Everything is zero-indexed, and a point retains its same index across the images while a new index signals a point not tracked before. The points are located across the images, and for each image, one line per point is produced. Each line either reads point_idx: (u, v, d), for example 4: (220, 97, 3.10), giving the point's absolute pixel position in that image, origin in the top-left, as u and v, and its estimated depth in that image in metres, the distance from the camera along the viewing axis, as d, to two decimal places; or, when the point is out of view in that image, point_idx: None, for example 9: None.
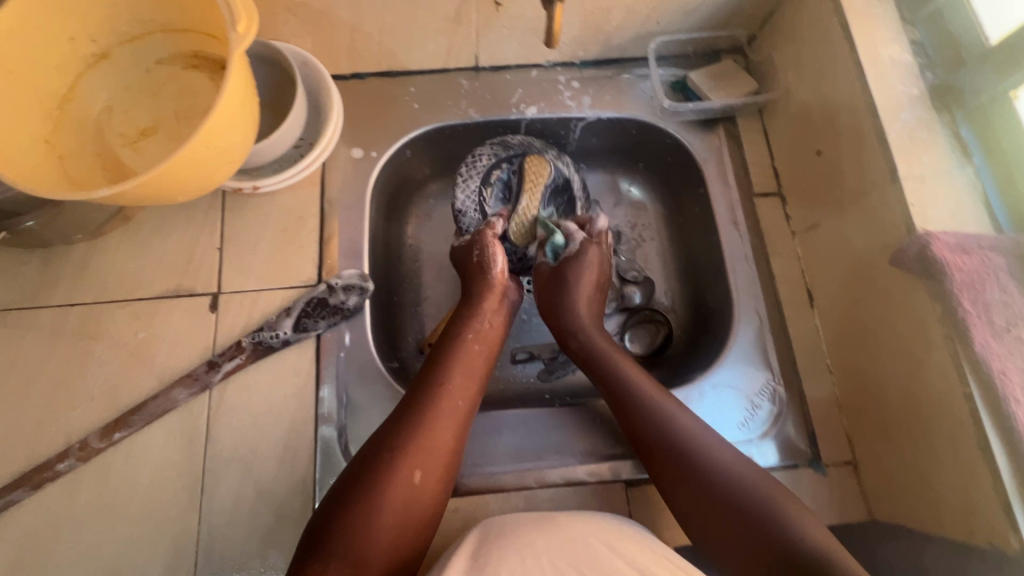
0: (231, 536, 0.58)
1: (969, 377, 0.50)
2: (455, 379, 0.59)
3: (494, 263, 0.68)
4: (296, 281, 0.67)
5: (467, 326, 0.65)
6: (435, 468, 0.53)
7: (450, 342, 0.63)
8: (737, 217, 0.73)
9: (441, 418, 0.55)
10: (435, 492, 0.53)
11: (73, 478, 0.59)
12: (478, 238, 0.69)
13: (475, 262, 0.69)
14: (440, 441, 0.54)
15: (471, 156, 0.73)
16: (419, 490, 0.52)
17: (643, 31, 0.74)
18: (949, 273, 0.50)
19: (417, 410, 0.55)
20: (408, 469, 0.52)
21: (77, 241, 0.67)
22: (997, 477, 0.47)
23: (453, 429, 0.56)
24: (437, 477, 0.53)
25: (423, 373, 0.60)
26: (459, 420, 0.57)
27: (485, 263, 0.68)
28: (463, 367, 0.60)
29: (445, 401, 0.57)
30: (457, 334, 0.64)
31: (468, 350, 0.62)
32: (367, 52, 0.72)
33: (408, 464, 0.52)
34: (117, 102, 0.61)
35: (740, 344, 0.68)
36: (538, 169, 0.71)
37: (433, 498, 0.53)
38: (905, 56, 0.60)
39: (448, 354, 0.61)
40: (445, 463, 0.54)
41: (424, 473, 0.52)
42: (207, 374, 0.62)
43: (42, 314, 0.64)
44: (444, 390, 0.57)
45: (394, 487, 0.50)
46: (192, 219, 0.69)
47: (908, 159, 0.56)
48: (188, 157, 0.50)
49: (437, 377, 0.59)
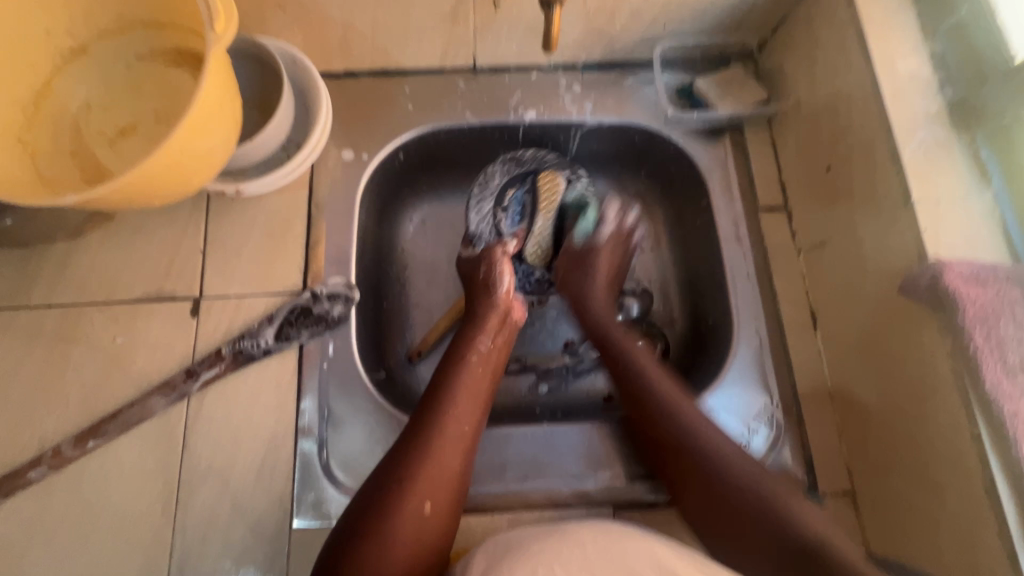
0: (204, 551, 0.57)
1: (977, 416, 0.47)
2: (460, 403, 0.57)
3: (501, 282, 0.67)
4: (280, 288, 0.65)
5: (470, 346, 0.62)
6: (444, 498, 0.52)
7: (453, 362, 0.60)
8: (741, 232, 0.70)
9: (447, 447, 0.53)
10: (446, 521, 0.52)
11: (46, 486, 0.58)
12: (487, 254, 0.69)
13: (481, 279, 0.67)
14: (447, 469, 0.53)
15: (482, 176, 0.73)
16: (429, 522, 0.50)
17: (649, 35, 0.71)
18: (962, 306, 0.47)
19: (421, 439, 0.53)
20: (417, 501, 0.50)
21: (57, 241, 0.65)
22: (1002, 524, 0.45)
23: (460, 456, 0.54)
24: (446, 506, 0.52)
25: (425, 397, 0.58)
26: (466, 446, 0.55)
27: (491, 280, 0.67)
28: (468, 389, 0.58)
29: (450, 428, 0.55)
30: (459, 355, 0.61)
31: (472, 370, 0.60)
32: (360, 50, 0.69)
33: (416, 496, 0.50)
34: (94, 98, 0.58)
35: (739, 365, 0.65)
36: (551, 187, 0.72)
37: (444, 527, 0.51)
38: (924, 70, 0.57)
39: (451, 376, 0.59)
40: (455, 490, 0.53)
41: (433, 503, 0.51)
42: (185, 382, 0.61)
43: (18, 315, 0.63)
44: (449, 417, 0.55)
45: (404, 522, 0.49)
46: (174, 220, 0.67)
47: (922, 182, 0.53)
48: (162, 162, 0.48)
49: (442, 402, 0.56)
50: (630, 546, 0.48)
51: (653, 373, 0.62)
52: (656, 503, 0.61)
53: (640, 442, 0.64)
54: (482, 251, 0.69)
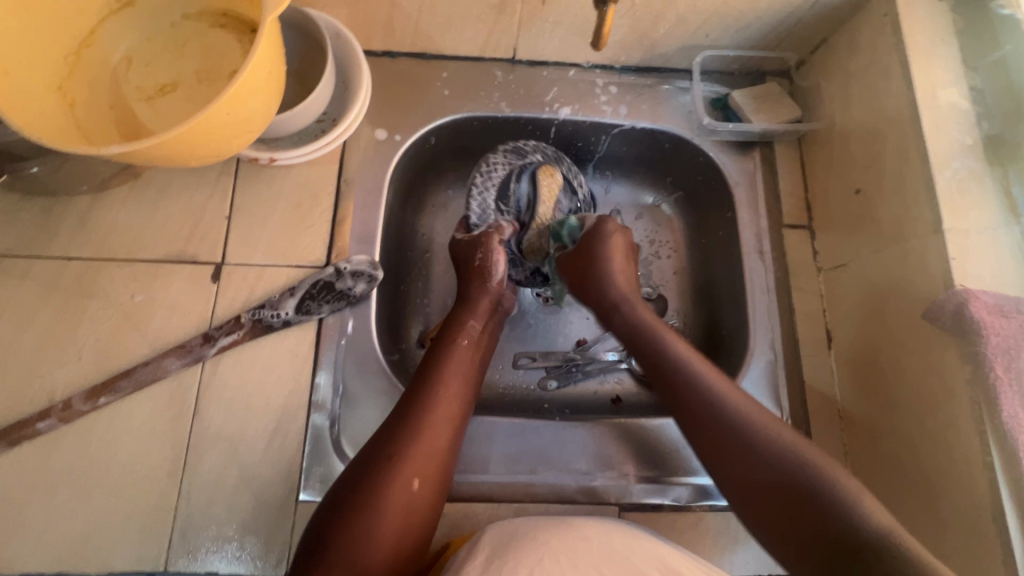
0: (208, 517, 0.57)
1: (991, 444, 0.48)
2: (450, 384, 0.57)
3: (495, 270, 0.66)
4: (304, 261, 0.65)
5: (458, 331, 0.62)
6: (432, 475, 0.51)
7: (443, 346, 0.61)
8: (764, 246, 0.71)
9: (437, 424, 0.53)
10: (434, 499, 0.51)
11: (52, 439, 0.57)
12: (483, 241, 0.67)
13: (476, 265, 0.66)
14: (436, 447, 0.53)
15: (485, 166, 0.72)
16: (418, 498, 0.50)
17: (690, 44, 0.71)
18: (986, 336, 0.48)
19: (411, 417, 0.53)
20: (406, 477, 0.50)
21: (82, 193, 0.64)
22: (1007, 551, 0.46)
23: (449, 434, 0.54)
24: (433, 483, 0.51)
25: (414, 378, 0.58)
26: (455, 425, 0.55)
27: (486, 268, 0.66)
28: (457, 371, 0.58)
29: (440, 407, 0.55)
30: (449, 337, 0.62)
31: (461, 352, 0.60)
32: (403, 32, 0.69)
33: (407, 471, 0.50)
34: (136, 53, 0.57)
35: (752, 376, 0.66)
36: (550, 179, 0.70)
37: (431, 505, 0.51)
38: (963, 102, 0.57)
39: (443, 357, 0.59)
40: (444, 468, 0.53)
41: (422, 480, 0.51)
42: (202, 346, 0.60)
43: (36, 265, 0.62)
44: (439, 396, 0.55)
45: (394, 496, 0.49)
46: (202, 183, 0.66)
47: (954, 211, 0.54)
48: (207, 122, 0.47)
49: (433, 381, 0.56)
50: (636, 547, 0.49)
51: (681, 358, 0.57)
52: (660, 507, 0.62)
53: (648, 445, 0.64)
54: (478, 237, 0.67)
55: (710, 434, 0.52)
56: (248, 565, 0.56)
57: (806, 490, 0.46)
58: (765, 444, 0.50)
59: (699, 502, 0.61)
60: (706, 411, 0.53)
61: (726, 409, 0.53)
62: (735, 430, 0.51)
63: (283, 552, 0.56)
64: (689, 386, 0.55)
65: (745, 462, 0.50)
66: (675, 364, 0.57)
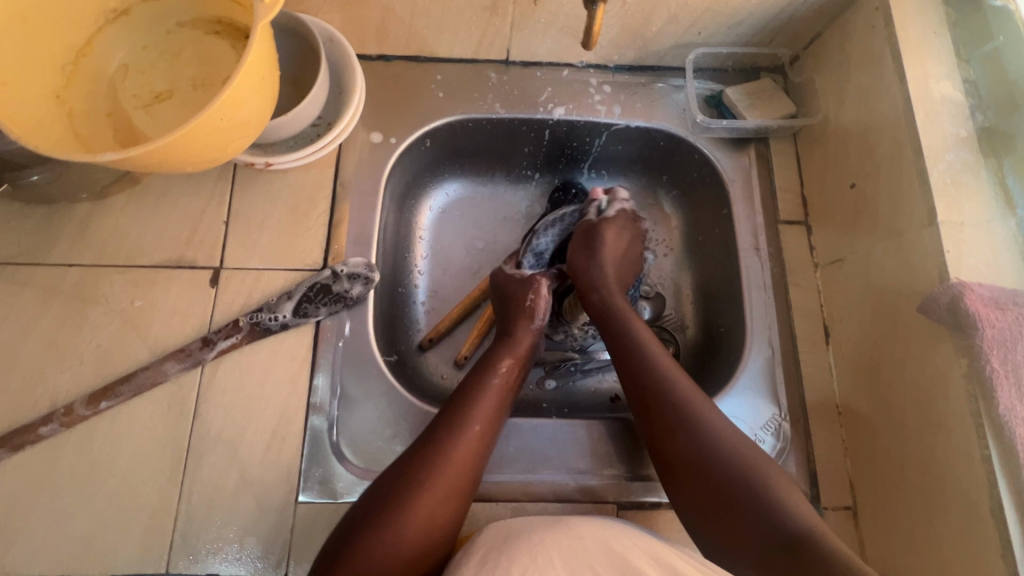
0: (208, 519, 0.57)
1: (988, 438, 0.48)
2: (484, 414, 0.57)
3: (540, 315, 0.66)
4: (301, 264, 0.65)
5: (497, 360, 0.62)
6: (457, 504, 0.52)
7: (479, 374, 0.60)
8: (760, 243, 0.70)
9: (465, 457, 0.53)
10: (456, 526, 0.52)
11: (55, 443, 0.58)
12: (533, 283, 0.68)
13: (526, 305, 0.66)
14: (465, 481, 0.53)
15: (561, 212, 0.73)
16: (439, 529, 0.50)
17: (683, 41, 0.71)
18: (981, 329, 0.48)
19: (442, 444, 0.53)
20: (432, 504, 0.50)
21: (82, 201, 0.65)
22: (1006, 546, 0.45)
23: (478, 465, 0.54)
24: (456, 517, 0.52)
25: (451, 404, 0.58)
26: (484, 455, 0.55)
27: (533, 311, 0.66)
28: (491, 403, 0.58)
29: (473, 439, 0.54)
30: (488, 365, 0.61)
31: (498, 381, 0.60)
32: (397, 35, 0.70)
33: (432, 498, 0.50)
34: (132, 61, 0.58)
35: (750, 372, 0.65)
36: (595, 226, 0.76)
37: (452, 532, 0.51)
38: (956, 94, 0.57)
39: (480, 386, 0.59)
40: (468, 496, 0.53)
41: (447, 507, 0.51)
42: (201, 350, 0.61)
43: (38, 272, 0.63)
44: (473, 427, 0.55)
45: (417, 521, 0.49)
46: (199, 189, 0.67)
47: (949, 204, 0.54)
48: (200, 127, 0.47)
49: (471, 413, 0.56)
50: (630, 543, 0.49)
51: (666, 364, 0.58)
52: (659, 505, 0.62)
53: (643, 443, 0.64)
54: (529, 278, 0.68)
55: (685, 449, 0.53)
56: (248, 567, 0.56)
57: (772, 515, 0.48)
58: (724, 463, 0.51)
59: None
60: (683, 427, 0.54)
61: (709, 427, 0.54)
62: (714, 443, 0.53)
63: (283, 554, 0.57)
64: (665, 399, 0.56)
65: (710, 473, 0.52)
66: (659, 375, 0.58)
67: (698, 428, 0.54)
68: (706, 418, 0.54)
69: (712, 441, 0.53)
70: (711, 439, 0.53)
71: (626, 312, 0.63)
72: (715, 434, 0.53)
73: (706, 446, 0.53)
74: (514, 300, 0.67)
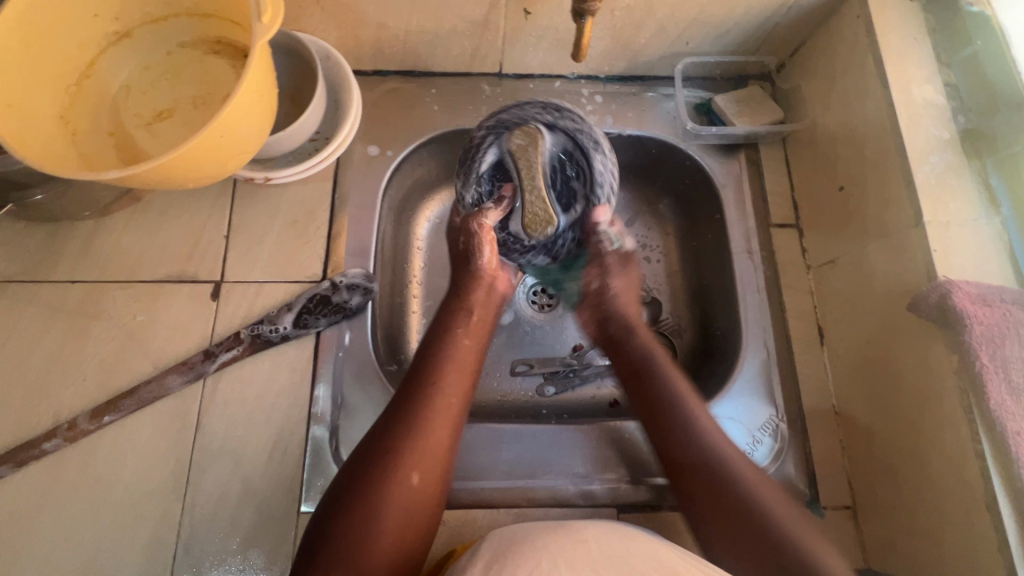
0: (212, 529, 0.57)
1: (981, 433, 0.48)
2: (447, 375, 0.56)
3: (487, 259, 0.65)
4: (301, 276, 0.66)
5: (455, 320, 0.62)
6: (432, 469, 0.52)
7: (437, 340, 0.60)
8: (753, 247, 0.71)
9: (435, 419, 0.53)
10: (436, 491, 0.52)
11: (59, 458, 0.58)
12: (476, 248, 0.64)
13: (462, 248, 0.65)
14: (437, 444, 0.53)
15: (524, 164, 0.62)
16: (418, 496, 0.50)
17: (672, 51, 0.73)
18: (969, 325, 0.49)
19: (407, 412, 0.53)
20: (406, 473, 0.50)
21: (85, 219, 0.66)
22: (1002, 540, 0.46)
23: (449, 426, 0.54)
24: (434, 479, 0.52)
25: (414, 372, 0.57)
26: (454, 418, 0.55)
27: (471, 252, 0.64)
28: (455, 365, 0.58)
29: (439, 400, 0.54)
30: (445, 327, 0.61)
31: (458, 341, 0.60)
32: (391, 51, 0.71)
33: (406, 466, 0.50)
34: (133, 82, 0.60)
35: (746, 374, 0.66)
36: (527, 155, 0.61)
37: (433, 497, 0.52)
38: (938, 98, 0.59)
39: (439, 349, 0.59)
40: (445, 460, 0.53)
41: (421, 475, 0.51)
42: (202, 362, 0.62)
43: (42, 288, 0.64)
44: (438, 391, 0.55)
45: (392, 496, 0.49)
46: (199, 206, 0.68)
47: (935, 204, 0.55)
48: (201, 144, 0.48)
49: (427, 377, 0.56)
50: (634, 548, 0.49)
51: (678, 387, 0.60)
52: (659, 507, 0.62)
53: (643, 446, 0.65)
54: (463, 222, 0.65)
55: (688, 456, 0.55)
56: None
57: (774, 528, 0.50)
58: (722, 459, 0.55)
59: None
60: (684, 432, 0.57)
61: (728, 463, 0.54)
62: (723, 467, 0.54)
63: (285, 565, 0.57)
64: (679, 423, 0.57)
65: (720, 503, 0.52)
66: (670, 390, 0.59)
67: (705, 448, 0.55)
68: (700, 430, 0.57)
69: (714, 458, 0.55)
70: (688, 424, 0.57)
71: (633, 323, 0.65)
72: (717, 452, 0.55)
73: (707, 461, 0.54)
74: (456, 252, 0.66)
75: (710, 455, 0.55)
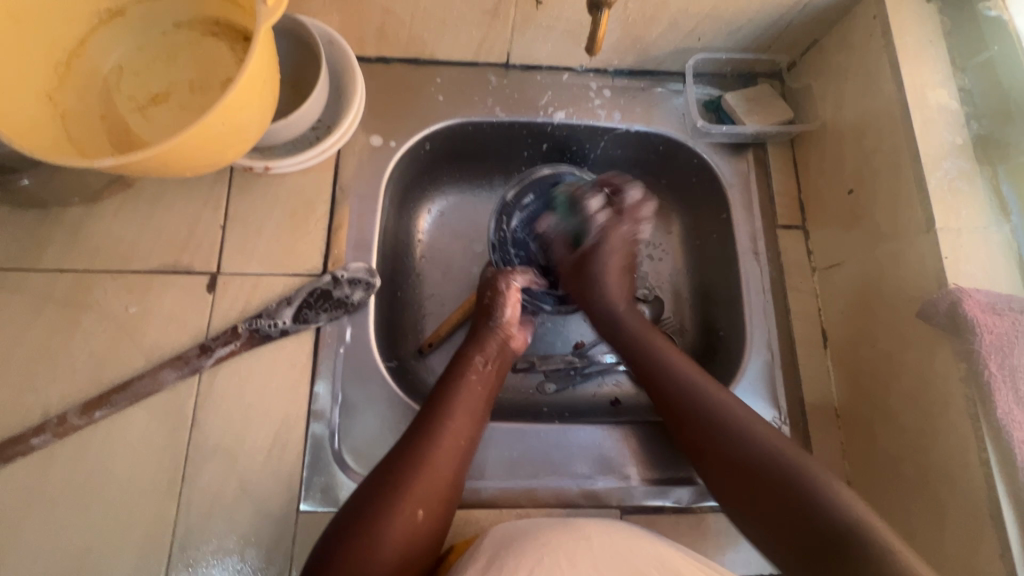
0: (208, 528, 0.56)
1: (987, 442, 0.49)
2: (457, 418, 0.56)
3: (502, 311, 0.65)
4: (301, 269, 0.65)
5: (466, 364, 0.61)
6: (436, 507, 0.51)
7: (450, 378, 0.60)
8: (759, 248, 0.71)
9: (440, 457, 0.53)
10: (436, 530, 0.51)
11: (48, 454, 0.56)
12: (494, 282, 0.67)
13: (485, 304, 0.66)
14: (441, 483, 0.52)
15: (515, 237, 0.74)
16: (419, 531, 0.50)
17: (684, 47, 0.72)
18: (980, 334, 0.49)
19: (415, 452, 0.53)
20: (409, 508, 0.50)
21: (73, 205, 0.64)
22: (1004, 547, 0.47)
23: (454, 466, 0.53)
24: (435, 520, 0.51)
25: (423, 409, 0.57)
26: (460, 457, 0.54)
27: (492, 308, 0.65)
28: (466, 410, 0.57)
29: (449, 441, 0.54)
30: (458, 371, 0.60)
31: (470, 387, 0.59)
32: (397, 38, 0.69)
33: (412, 501, 0.50)
34: (127, 62, 0.57)
35: (750, 376, 0.66)
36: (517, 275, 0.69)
37: (434, 534, 0.51)
38: (952, 102, 0.58)
39: (449, 390, 0.58)
40: (448, 498, 0.53)
41: (425, 510, 0.50)
42: (198, 357, 0.60)
43: (28, 277, 0.61)
44: (446, 430, 0.54)
45: (395, 529, 0.48)
46: (194, 193, 0.66)
47: (947, 211, 0.55)
48: (202, 132, 0.46)
49: (437, 417, 0.55)
50: (639, 548, 0.49)
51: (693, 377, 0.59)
52: (663, 508, 0.62)
53: (647, 447, 0.65)
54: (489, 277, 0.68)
55: (718, 439, 0.55)
56: None
57: (820, 499, 0.48)
58: (756, 455, 0.52)
59: (701, 503, 0.62)
60: (697, 412, 0.56)
61: (758, 435, 0.53)
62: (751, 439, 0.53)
63: (284, 564, 0.56)
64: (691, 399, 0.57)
65: (749, 473, 0.52)
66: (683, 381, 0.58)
67: (742, 430, 0.54)
68: (724, 410, 0.56)
69: (742, 435, 0.54)
70: (715, 417, 0.55)
71: (647, 335, 0.64)
72: (745, 428, 0.54)
73: (733, 435, 0.54)
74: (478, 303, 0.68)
75: (734, 432, 0.54)
